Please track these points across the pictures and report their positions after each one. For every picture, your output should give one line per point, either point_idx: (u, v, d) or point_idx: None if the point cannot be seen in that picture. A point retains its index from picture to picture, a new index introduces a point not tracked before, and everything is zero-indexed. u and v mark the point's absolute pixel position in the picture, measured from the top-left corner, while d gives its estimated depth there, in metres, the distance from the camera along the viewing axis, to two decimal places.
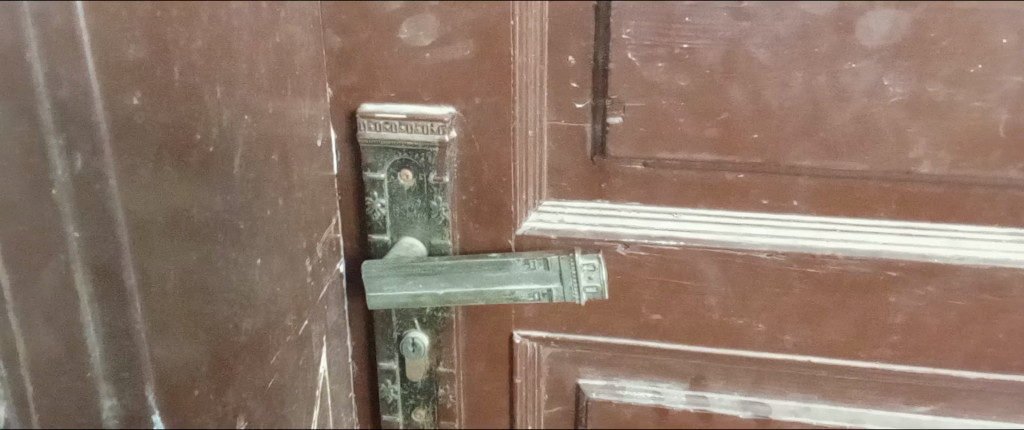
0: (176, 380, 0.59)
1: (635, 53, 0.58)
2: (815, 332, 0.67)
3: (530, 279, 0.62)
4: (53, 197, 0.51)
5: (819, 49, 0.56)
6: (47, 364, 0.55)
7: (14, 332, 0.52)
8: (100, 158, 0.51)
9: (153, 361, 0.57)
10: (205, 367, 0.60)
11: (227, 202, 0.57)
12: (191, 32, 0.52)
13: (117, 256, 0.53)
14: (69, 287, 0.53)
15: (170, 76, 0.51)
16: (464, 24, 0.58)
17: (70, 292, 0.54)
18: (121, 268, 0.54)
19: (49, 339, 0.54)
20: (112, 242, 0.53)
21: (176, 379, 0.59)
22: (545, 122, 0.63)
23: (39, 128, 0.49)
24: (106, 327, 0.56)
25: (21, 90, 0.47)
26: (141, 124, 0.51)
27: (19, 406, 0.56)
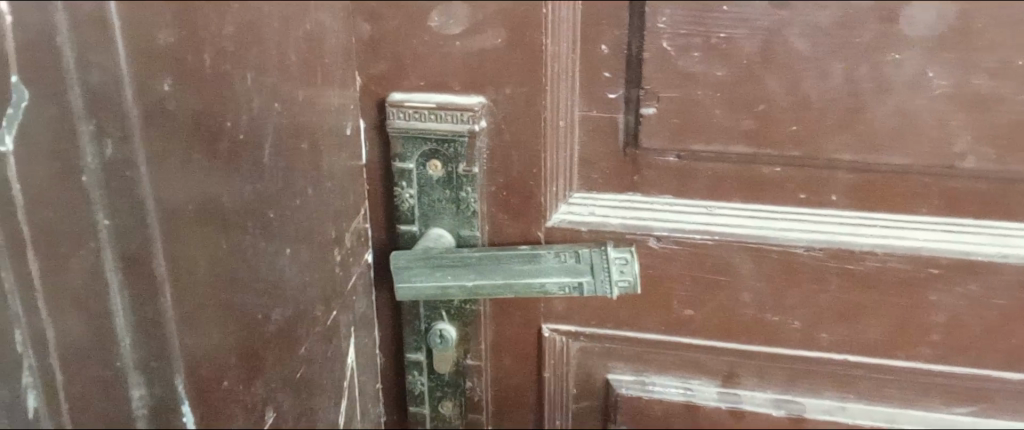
0: (212, 363, 0.64)
1: (670, 43, 0.56)
2: (852, 330, 0.65)
3: (560, 272, 0.61)
4: (82, 184, 0.56)
5: (861, 39, 0.54)
6: (77, 350, 0.60)
7: (42, 318, 0.57)
8: (128, 142, 0.56)
9: (184, 349, 0.63)
10: (233, 354, 0.64)
11: (254, 190, 0.60)
12: (221, 19, 0.55)
13: (146, 241, 0.59)
14: (96, 275, 0.59)
15: (201, 63, 0.55)
16: (494, 12, 0.57)
17: (100, 280, 0.59)
18: (151, 254, 0.60)
19: (73, 324, 0.59)
20: (142, 232, 0.59)
21: (213, 360, 0.64)
22: (576, 113, 0.61)
23: (71, 114, 0.54)
24: (136, 313, 0.61)
25: (50, 71, 0.53)
26: (171, 111, 0.56)
27: (50, 396, 0.61)
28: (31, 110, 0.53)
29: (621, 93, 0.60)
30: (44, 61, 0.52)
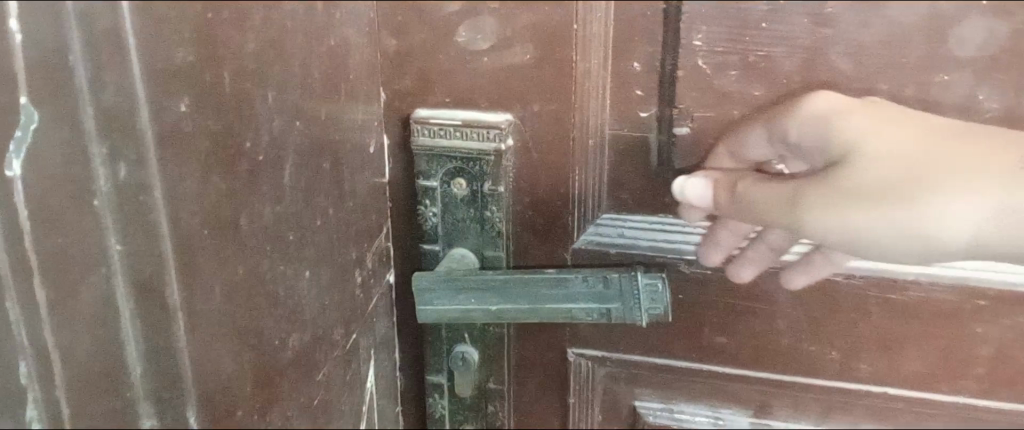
0: (216, 397, 0.56)
1: (705, 60, 0.54)
2: (893, 363, 0.62)
3: (588, 298, 0.59)
4: (94, 208, 0.47)
5: (907, 59, 0.51)
6: (86, 383, 0.54)
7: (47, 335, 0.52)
8: (144, 167, 0.46)
9: (193, 378, 0.54)
10: (248, 386, 0.56)
11: (276, 212, 0.54)
12: (244, 35, 0.49)
13: (162, 275, 0.49)
14: (110, 303, 0.51)
15: (219, 81, 0.47)
16: (524, 27, 0.55)
17: (113, 308, 0.51)
18: (165, 286, 0.50)
19: (82, 342, 0.52)
20: (156, 261, 0.49)
21: (216, 395, 0.56)
22: (606, 132, 0.58)
23: (82, 136, 0.45)
24: (146, 344, 0.53)
25: (66, 95, 0.44)
26: (189, 131, 0.47)
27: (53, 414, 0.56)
28: (42, 135, 0.46)
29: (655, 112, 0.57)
30: (64, 84, 0.44)
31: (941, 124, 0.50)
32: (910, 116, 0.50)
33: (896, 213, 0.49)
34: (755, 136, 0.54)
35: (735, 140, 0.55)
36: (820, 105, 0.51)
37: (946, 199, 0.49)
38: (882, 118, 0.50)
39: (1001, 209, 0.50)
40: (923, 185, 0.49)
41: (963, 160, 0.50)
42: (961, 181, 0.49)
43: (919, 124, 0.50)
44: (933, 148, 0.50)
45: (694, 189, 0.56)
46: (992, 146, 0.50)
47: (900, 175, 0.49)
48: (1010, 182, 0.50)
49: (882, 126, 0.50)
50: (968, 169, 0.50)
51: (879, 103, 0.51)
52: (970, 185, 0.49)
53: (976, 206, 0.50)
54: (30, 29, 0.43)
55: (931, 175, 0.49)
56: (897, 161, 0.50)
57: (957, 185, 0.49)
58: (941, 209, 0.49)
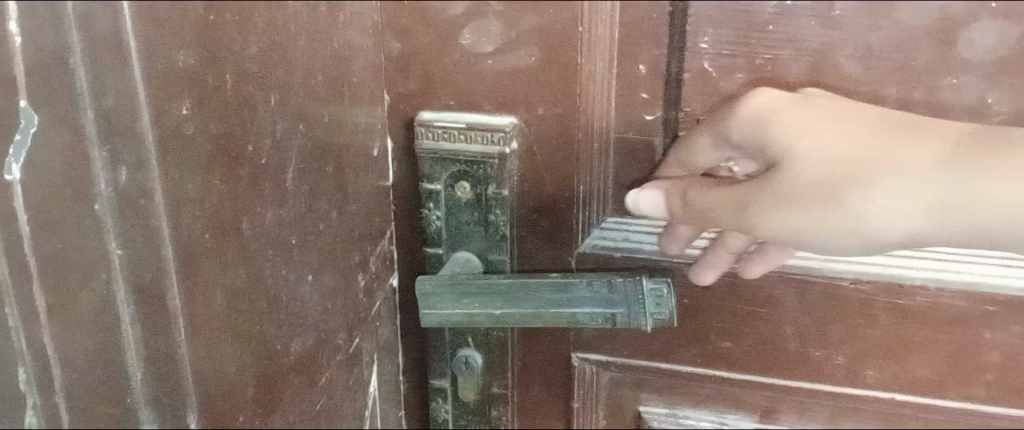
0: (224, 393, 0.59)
1: (712, 63, 0.53)
2: (901, 368, 0.61)
3: (593, 303, 0.58)
4: (94, 212, 0.53)
5: (916, 62, 0.51)
6: (85, 389, 0.58)
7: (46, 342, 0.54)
8: (145, 170, 0.51)
9: (197, 372, 0.58)
10: (250, 389, 0.59)
11: (278, 216, 0.56)
12: (245, 38, 0.51)
13: (163, 279, 0.54)
14: (110, 305, 0.56)
15: (222, 82, 0.51)
16: (529, 29, 0.54)
17: (112, 312, 0.56)
18: (166, 289, 0.55)
19: (81, 342, 0.56)
20: (158, 264, 0.54)
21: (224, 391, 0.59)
22: (612, 135, 0.57)
23: (83, 140, 0.51)
24: (147, 349, 0.58)
25: (67, 108, 0.50)
26: (189, 135, 0.51)
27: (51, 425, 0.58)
28: (39, 136, 0.49)
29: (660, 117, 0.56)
30: (69, 92, 0.49)
31: (869, 116, 0.49)
32: (839, 109, 0.49)
33: (817, 207, 0.47)
34: (702, 139, 0.53)
35: (685, 146, 0.54)
36: (751, 103, 0.50)
37: (872, 188, 0.47)
38: (813, 111, 0.49)
39: (938, 198, 0.47)
40: (848, 175, 0.47)
41: (890, 151, 0.47)
42: (891, 169, 0.47)
43: (850, 117, 0.49)
44: (859, 139, 0.48)
45: (648, 204, 0.54)
46: (924, 137, 0.48)
47: (822, 167, 0.47)
48: (947, 169, 0.47)
49: (807, 118, 0.48)
50: (898, 158, 0.47)
51: (809, 97, 0.49)
52: (901, 175, 0.47)
53: (909, 196, 0.47)
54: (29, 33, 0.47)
55: (858, 164, 0.47)
56: (821, 152, 0.48)
57: (885, 175, 0.47)
58: (868, 199, 0.47)
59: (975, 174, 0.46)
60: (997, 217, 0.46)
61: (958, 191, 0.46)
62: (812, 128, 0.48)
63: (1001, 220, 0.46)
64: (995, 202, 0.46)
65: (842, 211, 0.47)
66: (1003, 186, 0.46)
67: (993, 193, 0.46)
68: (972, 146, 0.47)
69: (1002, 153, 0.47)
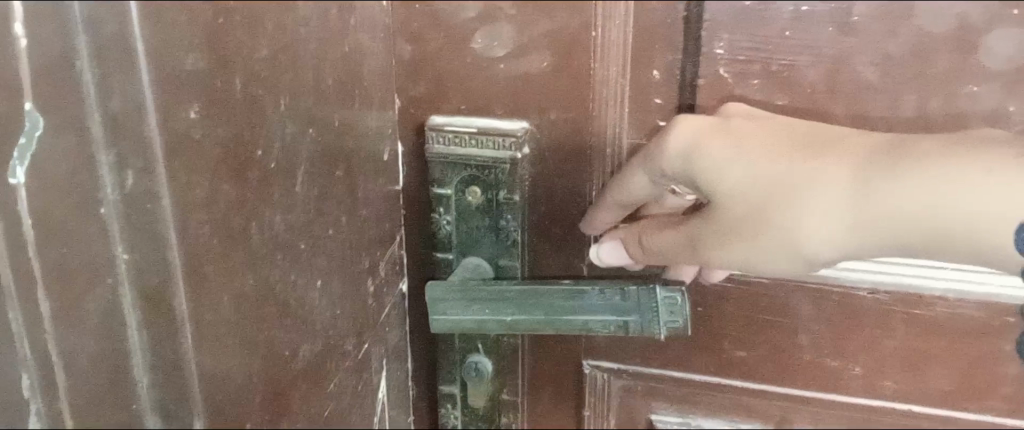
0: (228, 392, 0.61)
1: (727, 69, 0.52)
2: (918, 380, 0.60)
3: (604, 311, 0.58)
4: (100, 216, 0.56)
5: (935, 69, 0.49)
6: (93, 395, 0.61)
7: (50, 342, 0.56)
8: (151, 175, 0.54)
9: (198, 367, 0.60)
10: (258, 394, 0.62)
11: (286, 221, 0.56)
12: (255, 41, 0.51)
13: (168, 280, 0.57)
14: (115, 308, 0.59)
15: (231, 87, 0.51)
16: (541, 34, 0.54)
17: (116, 315, 0.59)
18: (172, 291, 0.57)
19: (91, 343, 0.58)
20: (162, 266, 0.56)
21: (226, 389, 0.61)
22: (624, 141, 0.56)
23: (89, 144, 0.54)
24: (152, 353, 0.61)
25: (76, 102, 0.52)
26: (199, 139, 0.52)
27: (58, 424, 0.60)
28: (44, 144, 0.51)
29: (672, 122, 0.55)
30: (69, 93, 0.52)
31: (785, 136, 0.47)
32: (754, 132, 0.48)
33: (737, 234, 0.47)
34: (639, 176, 0.54)
35: (620, 184, 0.55)
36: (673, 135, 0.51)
37: (781, 212, 0.45)
38: (729, 136, 0.49)
39: (856, 214, 0.43)
40: (755, 200, 0.46)
41: (801, 169, 0.45)
42: (802, 188, 0.45)
43: (765, 138, 0.48)
44: (769, 160, 0.46)
45: (615, 260, 0.57)
46: (842, 152, 0.45)
47: (734, 195, 0.47)
48: (863, 183, 0.43)
49: (721, 144, 0.48)
50: (811, 176, 0.45)
51: (730, 123, 0.50)
52: (811, 193, 0.44)
53: (824, 216, 0.44)
54: (37, 37, 0.49)
55: (767, 187, 0.46)
56: (728, 180, 0.47)
57: (796, 196, 0.45)
58: (782, 223, 0.45)
59: (891, 182, 0.42)
60: (935, 226, 0.42)
61: (874, 203, 0.43)
62: (722, 155, 0.48)
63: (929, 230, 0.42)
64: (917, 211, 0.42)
65: (758, 236, 0.46)
66: (926, 194, 0.41)
67: (913, 202, 0.42)
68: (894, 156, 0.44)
69: (921, 159, 0.42)
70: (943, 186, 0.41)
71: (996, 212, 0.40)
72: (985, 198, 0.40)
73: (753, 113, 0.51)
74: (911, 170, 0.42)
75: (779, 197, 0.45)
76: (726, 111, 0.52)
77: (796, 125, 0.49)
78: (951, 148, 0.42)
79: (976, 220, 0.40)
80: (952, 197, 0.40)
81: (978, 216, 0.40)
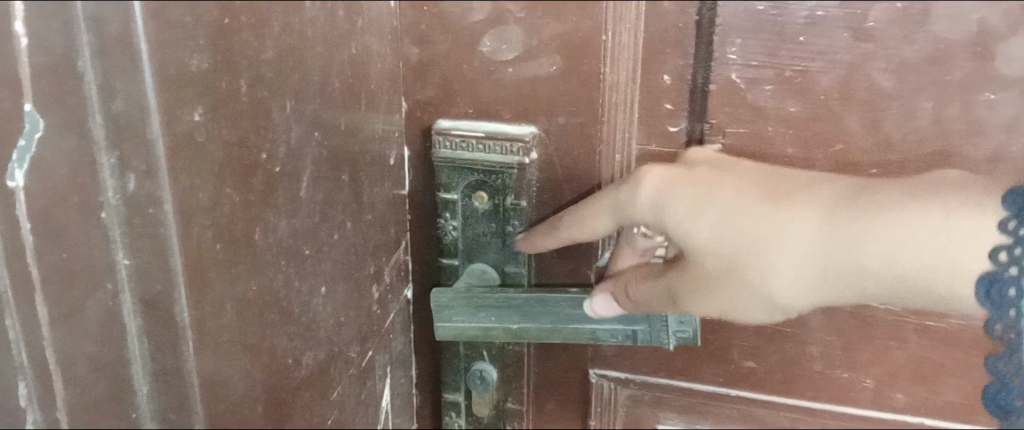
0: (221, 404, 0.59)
1: (739, 75, 0.51)
2: (931, 392, 0.59)
3: (613, 319, 0.56)
4: (101, 221, 0.52)
5: (952, 76, 0.48)
6: (92, 409, 0.57)
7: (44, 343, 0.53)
8: (153, 179, 0.50)
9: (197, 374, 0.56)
10: (260, 407, 0.60)
11: (291, 225, 0.54)
12: (260, 42, 0.49)
13: (171, 289, 0.54)
14: (116, 319, 0.56)
15: (235, 89, 0.49)
16: (551, 38, 0.53)
17: (116, 322, 0.56)
18: (175, 301, 0.54)
19: (97, 355, 0.56)
20: (166, 274, 0.53)
21: (222, 399, 0.58)
22: (633, 147, 0.55)
23: (91, 145, 0.50)
24: (153, 362, 0.58)
25: (69, 95, 0.48)
26: (197, 142, 0.49)
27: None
28: (43, 144, 0.49)
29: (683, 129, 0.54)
30: (67, 85, 0.48)
31: (752, 183, 0.48)
32: (723, 179, 0.48)
33: (718, 284, 0.48)
34: (604, 220, 0.53)
35: (584, 229, 0.54)
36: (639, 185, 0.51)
37: (758, 263, 0.46)
38: (694, 184, 0.49)
39: (830, 261, 0.45)
40: (733, 252, 0.46)
41: (769, 221, 0.46)
42: (777, 241, 0.45)
43: (732, 185, 0.48)
44: (739, 210, 0.46)
45: (608, 312, 0.55)
46: (804, 200, 0.46)
47: (710, 248, 0.47)
48: (834, 232, 0.45)
49: (688, 193, 0.48)
50: (781, 228, 0.45)
51: (696, 169, 0.50)
52: (785, 244, 0.45)
53: (799, 265, 0.45)
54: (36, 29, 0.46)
55: (742, 239, 0.46)
56: (704, 232, 0.47)
57: (771, 249, 0.45)
58: (760, 272, 0.46)
59: (861, 230, 0.44)
60: (897, 273, 0.44)
61: (847, 251, 0.44)
62: (693, 206, 0.48)
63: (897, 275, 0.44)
64: (888, 257, 0.43)
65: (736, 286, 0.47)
66: (891, 242, 0.43)
67: (884, 249, 0.43)
68: (860, 205, 0.45)
69: (884, 210, 0.44)
70: (908, 239, 0.43)
71: (953, 259, 0.42)
72: (948, 247, 0.42)
73: (715, 159, 0.51)
74: (878, 219, 0.44)
75: (755, 249, 0.46)
76: (693, 157, 0.52)
77: (758, 168, 0.49)
78: (911, 195, 0.44)
79: (938, 268, 0.43)
80: (921, 243, 0.42)
81: (945, 261, 0.42)
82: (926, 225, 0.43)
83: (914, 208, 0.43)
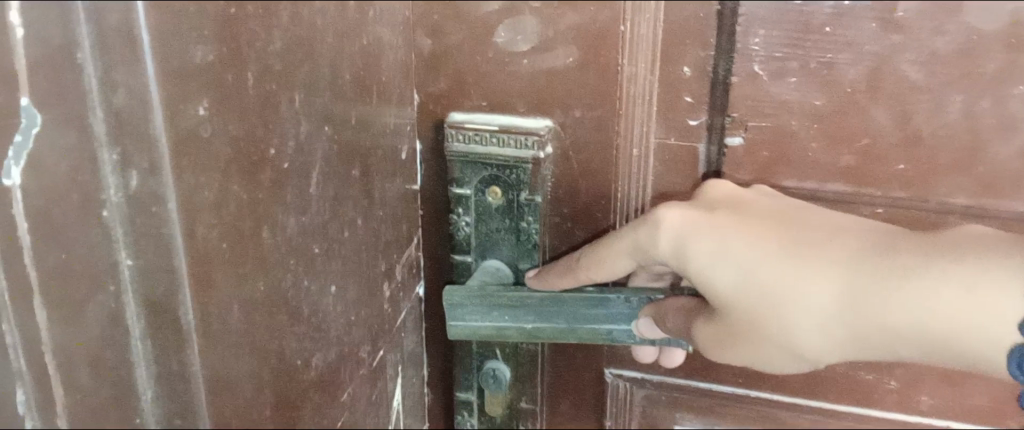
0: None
1: (762, 67, 0.49)
2: (957, 395, 0.57)
3: (630, 320, 0.54)
4: (103, 219, 0.42)
5: (984, 69, 0.46)
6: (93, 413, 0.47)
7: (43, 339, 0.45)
8: (158, 177, 0.40)
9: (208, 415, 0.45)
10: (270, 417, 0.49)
11: (301, 224, 0.49)
12: (269, 33, 0.43)
13: (176, 296, 0.42)
14: (115, 324, 0.44)
15: (243, 84, 0.42)
16: (568, 29, 0.51)
17: (120, 330, 0.44)
18: (179, 309, 0.43)
19: (91, 359, 0.46)
20: (171, 280, 0.42)
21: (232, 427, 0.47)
22: (651, 140, 0.54)
23: (92, 140, 0.40)
24: (159, 369, 0.45)
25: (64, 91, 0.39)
26: (207, 137, 0.41)
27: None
28: (45, 142, 0.40)
29: (701, 165, 0.54)
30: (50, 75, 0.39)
31: (770, 230, 0.46)
32: (738, 225, 0.46)
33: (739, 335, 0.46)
34: (622, 259, 0.50)
35: (599, 269, 0.51)
36: (660, 228, 0.48)
37: (774, 315, 0.44)
38: (714, 227, 0.47)
39: (849, 320, 0.44)
40: (750, 308, 0.45)
41: (794, 272, 0.44)
42: (795, 299, 0.44)
43: (755, 230, 0.46)
44: (762, 258, 0.45)
45: (654, 335, 0.53)
46: (832, 250, 0.45)
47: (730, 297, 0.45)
48: (854, 292, 0.43)
49: (708, 237, 0.46)
50: (805, 280, 0.44)
51: (716, 213, 0.47)
52: (808, 297, 0.44)
53: (819, 324, 0.44)
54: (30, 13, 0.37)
55: (760, 296, 0.45)
56: (718, 281, 0.46)
57: (788, 307, 0.44)
58: (782, 326, 0.44)
59: (882, 288, 0.43)
60: (927, 337, 0.42)
61: (868, 312, 0.43)
62: (711, 256, 0.46)
63: (921, 336, 0.42)
64: (911, 319, 0.42)
65: (757, 338, 0.45)
66: (921, 303, 0.42)
67: (906, 312, 0.42)
68: (880, 261, 0.44)
69: (916, 269, 0.42)
70: (938, 302, 0.41)
71: (983, 327, 0.41)
72: (978, 313, 0.41)
73: (739, 197, 0.49)
74: (900, 281, 0.42)
75: (772, 308, 0.44)
76: (710, 192, 0.50)
77: (778, 211, 0.47)
78: (936, 254, 0.42)
79: (969, 337, 0.41)
80: (946, 309, 0.41)
81: (970, 326, 0.41)
82: (960, 290, 0.41)
83: (938, 270, 0.42)
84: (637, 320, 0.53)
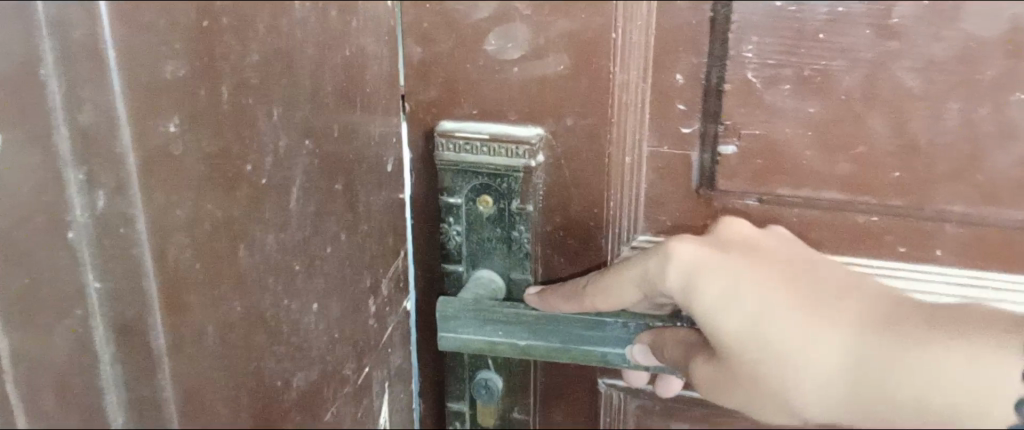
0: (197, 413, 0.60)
1: (756, 74, 0.48)
2: None
3: (625, 343, 0.52)
4: (70, 241, 0.53)
5: (982, 76, 0.45)
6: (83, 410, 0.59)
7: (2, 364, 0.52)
8: (124, 196, 0.52)
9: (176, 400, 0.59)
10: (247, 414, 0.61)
11: (279, 242, 0.55)
12: (244, 46, 0.50)
13: (146, 305, 0.55)
14: (85, 338, 0.56)
15: (217, 97, 0.50)
16: (559, 36, 0.50)
17: (88, 344, 0.57)
18: (149, 324, 0.56)
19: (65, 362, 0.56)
20: (139, 295, 0.55)
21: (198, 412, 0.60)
22: (645, 148, 0.53)
23: (57, 162, 0.51)
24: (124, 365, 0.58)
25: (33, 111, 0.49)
26: (177, 155, 0.51)
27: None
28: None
29: (694, 173, 0.53)
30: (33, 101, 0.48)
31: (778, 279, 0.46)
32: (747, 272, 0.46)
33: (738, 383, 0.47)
34: (629, 288, 0.50)
35: (608, 297, 0.51)
36: (671, 260, 0.48)
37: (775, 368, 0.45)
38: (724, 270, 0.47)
39: (848, 378, 0.45)
40: (748, 357, 0.45)
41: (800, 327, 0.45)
42: (796, 353, 0.45)
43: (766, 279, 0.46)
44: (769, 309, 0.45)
45: (649, 362, 0.52)
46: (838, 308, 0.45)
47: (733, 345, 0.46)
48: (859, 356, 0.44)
49: (718, 281, 0.46)
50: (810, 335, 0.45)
51: (728, 256, 0.47)
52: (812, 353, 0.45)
53: (816, 379, 0.45)
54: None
55: (762, 346, 0.45)
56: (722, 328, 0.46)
57: (788, 360, 0.45)
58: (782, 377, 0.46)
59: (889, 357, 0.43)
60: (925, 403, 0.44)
61: (868, 376, 0.44)
62: (718, 298, 0.46)
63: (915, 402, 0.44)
64: (912, 388, 0.43)
65: (755, 386, 0.46)
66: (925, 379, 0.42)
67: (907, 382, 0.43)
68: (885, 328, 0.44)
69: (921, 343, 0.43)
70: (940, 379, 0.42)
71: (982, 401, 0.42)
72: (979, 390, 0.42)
73: (750, 241, 0.49)
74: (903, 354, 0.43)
75: (772, 360, 0.45)
76: (726, 231, 0.50)
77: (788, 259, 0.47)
78: (940, 326, 0.43)
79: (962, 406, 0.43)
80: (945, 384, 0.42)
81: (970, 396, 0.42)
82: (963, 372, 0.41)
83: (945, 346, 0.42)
84: (631, 345, 0.52)
